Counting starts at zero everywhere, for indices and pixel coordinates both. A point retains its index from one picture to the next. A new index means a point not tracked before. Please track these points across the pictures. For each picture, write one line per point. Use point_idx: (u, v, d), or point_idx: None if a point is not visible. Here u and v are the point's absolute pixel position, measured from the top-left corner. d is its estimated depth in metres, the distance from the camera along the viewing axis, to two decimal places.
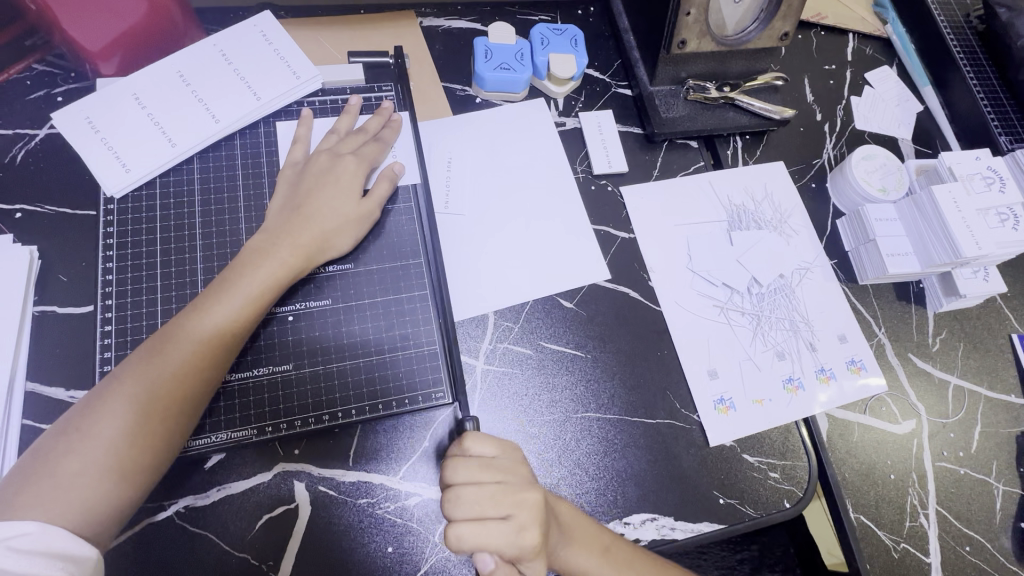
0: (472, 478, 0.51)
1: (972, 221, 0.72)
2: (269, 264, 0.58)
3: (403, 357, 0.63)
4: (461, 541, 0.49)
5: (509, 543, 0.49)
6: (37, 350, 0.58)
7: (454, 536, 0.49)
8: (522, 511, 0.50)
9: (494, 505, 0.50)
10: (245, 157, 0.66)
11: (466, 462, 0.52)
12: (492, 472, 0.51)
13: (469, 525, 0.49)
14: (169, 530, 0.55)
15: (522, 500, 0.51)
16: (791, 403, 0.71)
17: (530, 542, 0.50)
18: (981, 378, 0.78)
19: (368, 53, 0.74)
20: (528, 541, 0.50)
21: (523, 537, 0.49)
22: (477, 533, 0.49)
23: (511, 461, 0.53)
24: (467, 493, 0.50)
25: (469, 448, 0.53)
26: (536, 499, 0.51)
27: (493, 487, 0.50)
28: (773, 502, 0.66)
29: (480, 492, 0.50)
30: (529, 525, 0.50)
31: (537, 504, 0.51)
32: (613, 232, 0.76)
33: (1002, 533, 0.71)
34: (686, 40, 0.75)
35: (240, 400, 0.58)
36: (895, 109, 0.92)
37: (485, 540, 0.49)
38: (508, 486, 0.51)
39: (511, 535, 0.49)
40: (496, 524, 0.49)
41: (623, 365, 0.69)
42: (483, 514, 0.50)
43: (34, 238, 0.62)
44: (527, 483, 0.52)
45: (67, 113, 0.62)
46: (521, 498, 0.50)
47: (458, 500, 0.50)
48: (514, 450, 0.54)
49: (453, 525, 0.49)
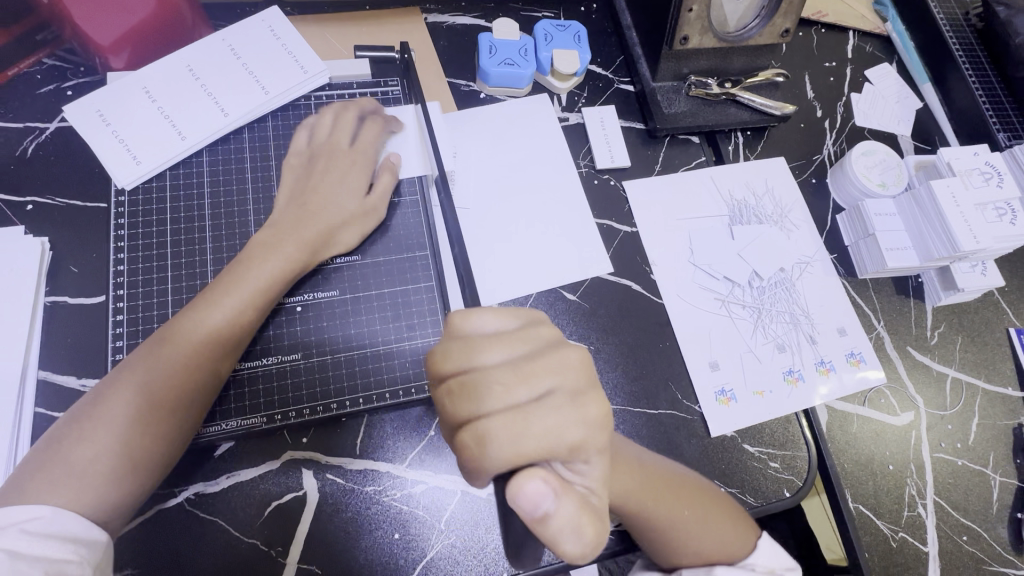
0: (481, 362, 0.40)
1: (970, 215, 0.73)
2: (277, 256, 0.59)
3: (410, 348, 0.63)
4: (494, 445, 0.36)
5: (566, 422, 0.38)
6: (49, 339, 0.59)
7: (481, 437, 0.37)
8: (565, 378, 0.40)
9: (521, 381, 0.39)
10: (253, 151, 0.67)
11: (467, 343, 0.41)
12: (505, 347, 0.40)
13: (500, 418, 0.37)
14: (180, 516, 0.56)
15: (560, 362, 0.40)
16: (791, 395, 0.72)
17: (594, 416, 0.39)
18: (978, 371, 0.79)
19: (374, 48, 0.75)
20: (590, 413, 0.39)
21: (580, 407, 0.39)
22: (516, 422, 0.37)
23: (525, 327, 0.42)
24: (483, 377, 0.39)
25: (468, 327, 0.42)
26: (575, 358, 0.41)
27: (511, 364, 0.39)
28: (773, 492, 0.67)
29: (501, 370, 0.39)
30: (584, 391, 0.40)
31: (580, 365, 0.41)
32: (616, 226, 0.77)
33: (999, 523, 0.72)
34: (687, 36, 0.75)
35: (250, 389, 0.59)
36: (894, 106, 0.93)
37: (531, 429, 0.37)
38: (532, 354, 0.40)
39: (566, 412, 0.38)
40: (535, 406, 0.38)
41: (626, 357, 0.70)
42: (514, 397, 0.38)
43: (45, 230, 0.63)
44: (555, 343, 0.42)
45: (78, 106, 0.63)
46: (562, 359, 0.40)
47: (473, 390, 0.39)
48: (531, 318, 0.43)
49: (478, 423, 0.37)
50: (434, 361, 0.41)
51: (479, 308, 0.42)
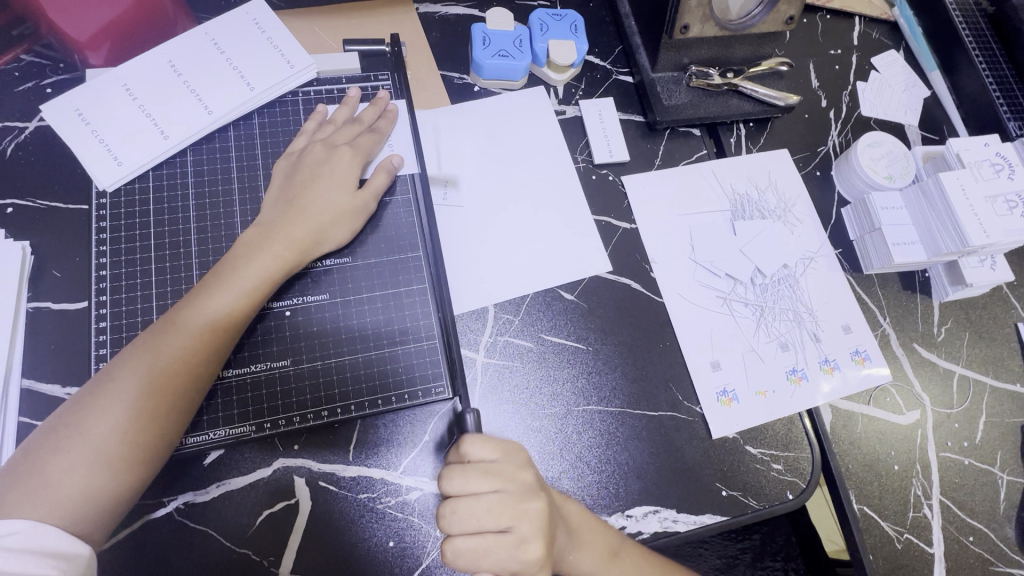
0: (472, 490, 0.50)
1: (980, 208, 0.71)
2: (262, 259, 0.57)
3: (402, 352, 0.62)
4: (460, 558, 0.48)
5: (512, 560, 0.49)
6: (31, 346, 0.57)
7: (452, 550, 0.49)
8: (523, 524, 0.49)
9: (492, 518, 0.49)
10: (239, 150, 0.65)
11: (465, 472, 0.50)
12: (491, 484, 0.50)
13: (469, 539, 0.49)
14: (169, 526, 0.55)
15: (523, 511, 0.50)
16: (795, 395, 0.70)
17: (536, 557, 0.49)
18: (986, 368, 0.78)
19: (364, 41, 0.72)
20: (532, 554, 0.49)
21: (522, 549, 0.49)
22: (480, 549, 0.49)
23: (510, 467, 0.51)
24: (467, 506, 0.49)
25: (470, 454, 0.51)
26: (537, 508, 0.50)
27: (494, 498, 0.49)
28: (776, 494, 0.66)
29: (478, 504, 0.49)
30: (532, 538, 0.49)
31: (541, 517, 0.50)
32: (615, 222, 0.75)
33: (1005, 522, 0.71)
34: (688, 25, 0.73)
35: (238, 396, 0.58)
36: (902, 95, 0.90)
37: (485, 558, 0.48)
38: (507, 496, 0.50)
39: (513, 551, 0.49)
40: (495, 539, 0.48)
41: (624, 357, 0.69)
42: (484, 526, 0.49)
43: (25, 234, 0.61)
44: (530, 488, 0.51)
45: (56, 106, 0.61)
46: (527, 509, 0.50)
47: (454, 514, 0.49)
48: (517, 453, 0.52)
49: (452, 540, 0.49)
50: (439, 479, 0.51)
51: (481, 437, 0.51)
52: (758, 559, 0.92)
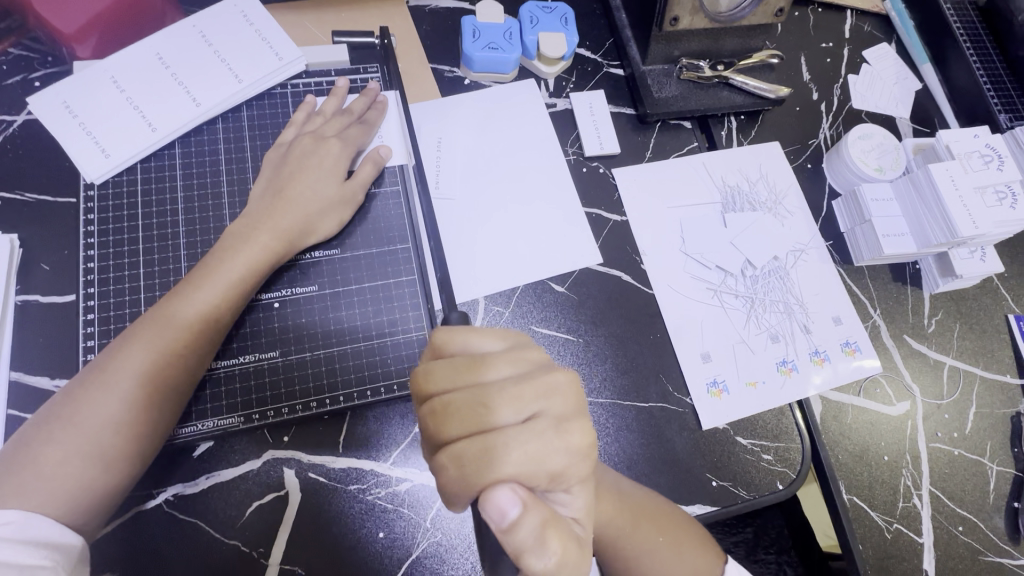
0: (477, 380, 0.41)
1: (969, 200, 0.71)
2: (251, 250, 0.57)
3: (392, 343, 0.62)
4: (472, 465, 0.38)
5: (546, 449, 0.39)
6: (20, 339, 0.57)
7: (458, 456, 0.39)
8: (551, 403, 0.41)
9: (507, 405, 0.40)
10: (228, 143, 0.65)
11: (459, 364, 0.42)
12: (500, 368, 0.41)
13: (478, 437, 0.39)
14: (159, 518, 0.55)
15: (547, 389, 0.41)
16: (785, 385, 0.70)
17: (577, 444, 0.41)
18: (976, 359, 0.78)
19: (354, 34, 0.72)
20: (571, 440, 0.41)
21: (560, 435, 0.40)
22: (497, 445, 0.39)
23: (510, 351, 0.43)
24: (472, 398, 0.40)
25: (462, 346, 0.43)
26: (563, 386, 0.42)
27: (507, 383, 0.41)
28: (766, 485, 0.66)
29: (489, 393, 0.40)
30: (569, 417, 0.41)
31: (568, 394, 0.42)
32: (605, 215, 0.75)
33: (995, 512, 0.71)
34: (678, 17, 0.73)
35: (227, 388, 0.58)
36: (893, 87, 0.90)
37: (506, 454, 0.38)
38: (522, 377, 0.41)
39: (547, 438, 0.40)
40: (516, 429, 0.39)
41: (615, 349, 0.69)
42: (499, 418, 0.40)
43: (14, 227, 0.61)
44: (544, 368, 0.43)
45: (44, 98, 0.61)
46: (551, 382, 0.42)
47: (453, 412, 0.40)
48: (524, 340, 0.45)
49: (461, 441, 0.39)
50: (424, 379, 0.42)
51: (464, 329, 0.44)
52: (751, 552, 0.93)
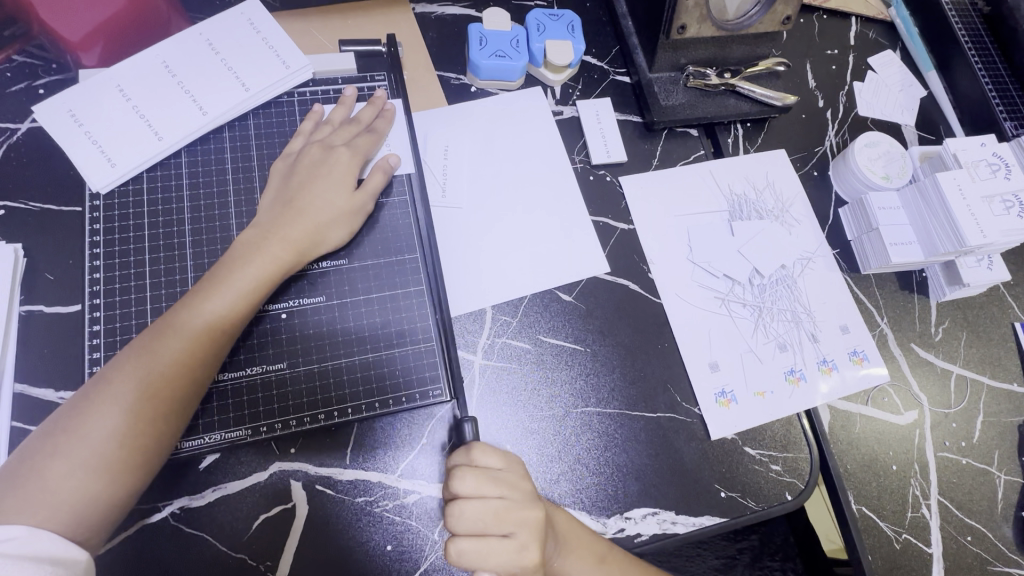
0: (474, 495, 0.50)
1: (977, 209, 0.71)
2: (259, 261, 0.57)
3: (400, 353, 0.62)
4: (465, 557, 0.49)
5: (511, 563, 0.49)
6: (24, 350, 0.57)
7: (450, 552, 0.49)
8: (524, 530, 0.50)
9: (496, 525, 0.49)
10: (234, 152, 0.65)
11: (467, 475, 0.50)
12: (494, 488, 0.50)
13: (472, 540, 0.49)
14: (165, 532, 0.55)
15: (525, 519, 0.50)
16: (793, 395, 0.70)
17: (532, 562, 0.49)
18: (983, 367, 0.78)
19: (360, 41, 0.72)
20: (533, 561, 0.50)
21: (522, 555, 0.49)
22: (479, 551, 0.49)
23: (513, 475, 0.52)
24: (467, 509, 0.49)
25: (475, 459, 0.52)
26: (537, 518, 0.50)
27: (495, 505, 0.50)
28: (775, 495, 0.66)
29: (481, 510, 0.49)
30: (534, 544, 0.50)
31: (540, 525, 0.50)
32: (612, 223, 0.74)
33: (1003, 522, 0.71)
34: (685, 25, 0.72)
35: (234, 399, 0.57)
36: (898, 95, 0.90)
37: (484, 561, 0.49)
38: (511, 502, 0.50)
39: (509, 554, 0.49)
40: (498, 544, 0.49)
41: (623, 358, 0.68)
42: (483, 533, 0.49)
43: (18, 236, 0.60)
44: (530, 498, 0.51)
45: (49, 106, 0.61)
46: (526, 515, 0.50)
47: (460, 517, 0.49)
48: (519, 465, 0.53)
49: (454, 539, 0.49)
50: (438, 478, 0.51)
51: (491, 446, 0.52)
52: (756, 559, 0.92)
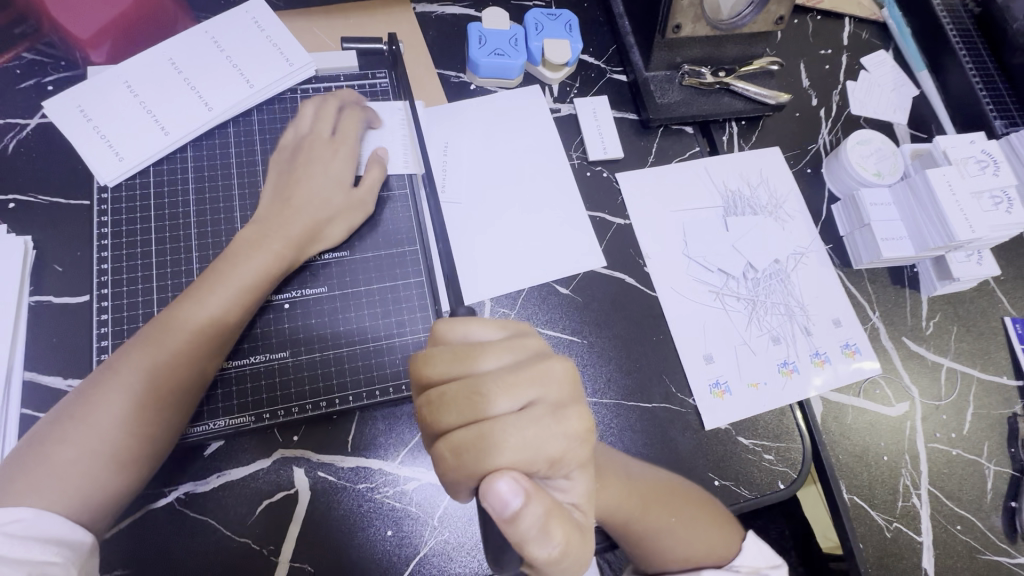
0: (475, 369, 0.41)
1: (966, 204, 0.72)
2: (262, 253, 0.58)
3: (400, 344, 0.63)
4: (468, 453, 0.39)
5: (544, 433, 0.39)
6: (33, 340, 0.58)
7: (453, 446, 0.39)
8: (548, 390, 0.41)
9: (501, 395, 0.40)
10: (239, 147, 0.66)
11: (456, 352, 0.42)
12: (498, 355, 0.42)
13: (472, 427, 0.39)
14: (170, 517, 0.56)
15: (545, 375, 0.41)
16: (786, 386, 0.71)
17: (575, 428, 0.41)
18: (974, 360, 0.79)
19: (362, 40, 0.73)
20: (571, 425, 0.41)
21: (559, 421, 0.40)
22: (492, 431, 0.39)
23: (510, 339, 0.43)
24: (468, 386, 0.40)
25: (456, 335, 0.44)
26: (562, 371, 0.42)
27: (503, 371, 0.41)
28: (768, 484, 0.67)
29: (486, 379, 0.40)
30: (566, 404, 0.42)
31: (567, 377, 0.42)
32: (609, 219, 0.76)
33: (993, 512, 0.72)
34: (680, 25, 0.74)
35: (238, 387, 0.58)
36: (891, 94, 0.92)
37: (503, 440, 0.39)
38: (522, 362, 0.42)
39: (545, 424, 0.40)
40: (514, 417, 0.39)
41: (619, 350, 0.70)
42: (495, 407, 0.40)
43: (27, 229, 0.62)
44: (543, 355, 0.43)
45: (59, 102, 0.62)
46: (546, 369, 0.42)
47: (450, 400, 0.40)
48: (522, 330, 0.45)
49: (454, 430, 0.40)
50: (421, 365, 0.42)
51: (463, 318, 0.44)
52: None
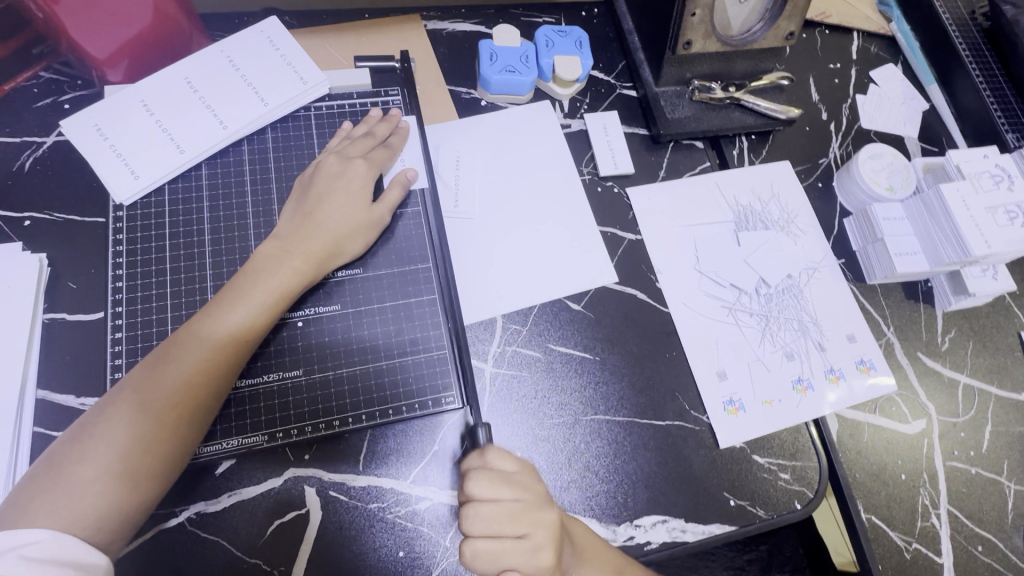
0: (495, 495, 0.53)
1: (981, 219, 0.72)
2: (279, 273, 0.58)
3: (412, 361, 0.63)
4: (480, 559, 0.51)
5: (529, 566, 0.52)
6: (47, 356, 0.58)
7: (474, 551, 0.51)
8: (540, 534, 0.53)
9: (512, 525, 0.52)
10: (253, 164, 0.67)
11: (491, 479, 0.53)
12: (513, 490, 0.54)
13: (494, 539, 0.52)
14: (182, 536, 0.55)
15: (540, 519, 0.53)
16: (801, 404, 0.71)
17: (549, 562, 0.53)
18: (991, 377, 0.78)
19: (374, 57, 0.74)
20: (546, 560, 0.52)
21: (538, 557, 0.52)
22: (498, 550, 0.51)
23: (528, 476, 0.55)
24: (489, 507, 0.52)
25: (493, 461, 0.55)
26: (552, 517, 0.54)
27: (515, 507, 0.53)
28: (784, 504, 0.66)
29: (501, 512, 0.52)
30: (546, 546, 0.53)
31: (553, 524, 0.54)
32: (620, 234, 0.76)
33: (1014, 532, 0.71)
34: (691, 41, 0.74)
35: (251, 406, 0.58)
36: (901, 107, 0.91)
37: (508, 559, 0.52)
38: (528, 503, 0.53)
39: (531, 559, 0.52)
40: (515, 544, 0.52)
41: (631, 366, 0.69)
42: (506, 533, 0.52)
43: (44, 246, 0.62)
44: (543, 502, 0.55)
45: (76, 120, 0.63)
46: (539, 517, 0.53)
47: (478, 515, 0.52)
48: (533, 470, 0.56)
49: (473, 540, 0.52)
50: (465, 481, 0.53)
51: (505, 449, 0.56)
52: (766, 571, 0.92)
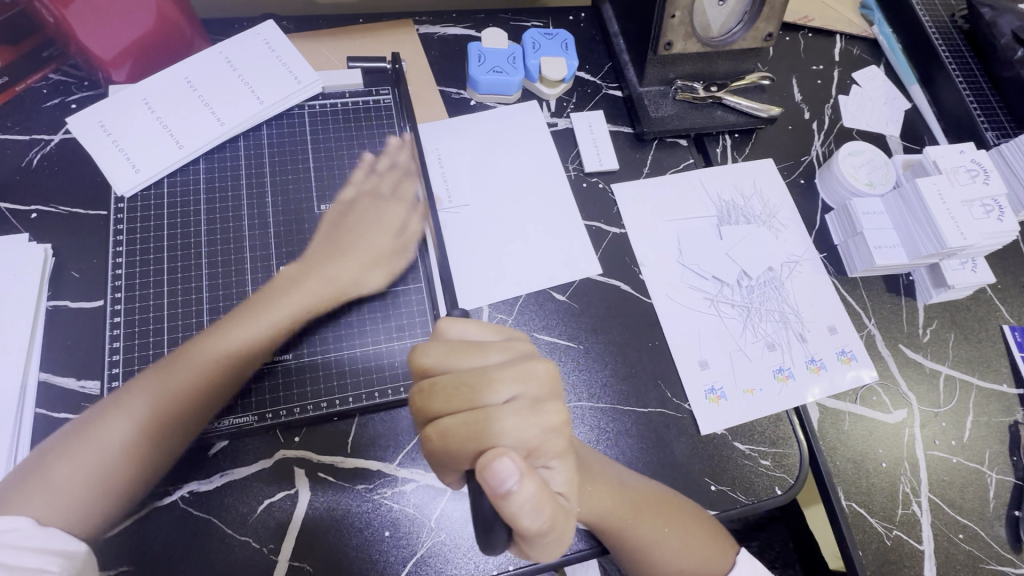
0: (464, 366, 0.46)
1: (957, 212, 0.74)
2: (287, 288, 0.63)
3: (398, 347, 0.65)
4: (454, 439, 0.44)
5: (526, 425, 0.44)
6: (50, 341, 0.61)
7: (442, 431, 0.44)
8: (529, 387, 0.45)
9: (487, 388, 0.44)
10: (248, 158, 0.69)
11: (450, 346, 0.47)
12: (490, 353, 0.47)
13: (460, 416, 0.44)
14: (173, 514, 0.57)
15: (528, 371, 0.46)
16: (782, 392, 0.72)
17: (552, 421, 0.45)
18: (972, 368, 0.79)
19: (366, 59, 0.77)
20: (549, 419, 0.45)
21: (538, 413, 0.44)
22: (475, 423, 0.43)
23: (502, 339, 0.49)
24: (456, 378, 0.45)
25: (453, 332, 0.49)
26: (543, 370, 0.46)
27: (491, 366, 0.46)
28: (765, 489, 0.67)
29: (475, 376, 0.45)
30: (545, 399, 0.46)
31: (547, 376, 0.46)
32: (604, 228, 0.78)
33: (996, 521, 0.72)
34: (671, 42, 0.77)
35: (242, 387, 0.60)
36: (883, 107, 0.94)
37: (490, 427, 0.43)
38: (506, 360, 0.47)
39: (527, 416, 0.44)
40: (499, 409, 0.44)
41: (614, 355, 0.71)
42: (483, 400, 0.44)
43: (49, 237, 0.65)
44: (531, 356, 0.48)
45: (81, 118, 0.66)
46: (531, 368, 0.46)
47: (439, 389, 0.45)
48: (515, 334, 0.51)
49: (442, 419, 0.45)
50: (416, 356, 0.48)
51: (464, 318, 0.50)
52: None
